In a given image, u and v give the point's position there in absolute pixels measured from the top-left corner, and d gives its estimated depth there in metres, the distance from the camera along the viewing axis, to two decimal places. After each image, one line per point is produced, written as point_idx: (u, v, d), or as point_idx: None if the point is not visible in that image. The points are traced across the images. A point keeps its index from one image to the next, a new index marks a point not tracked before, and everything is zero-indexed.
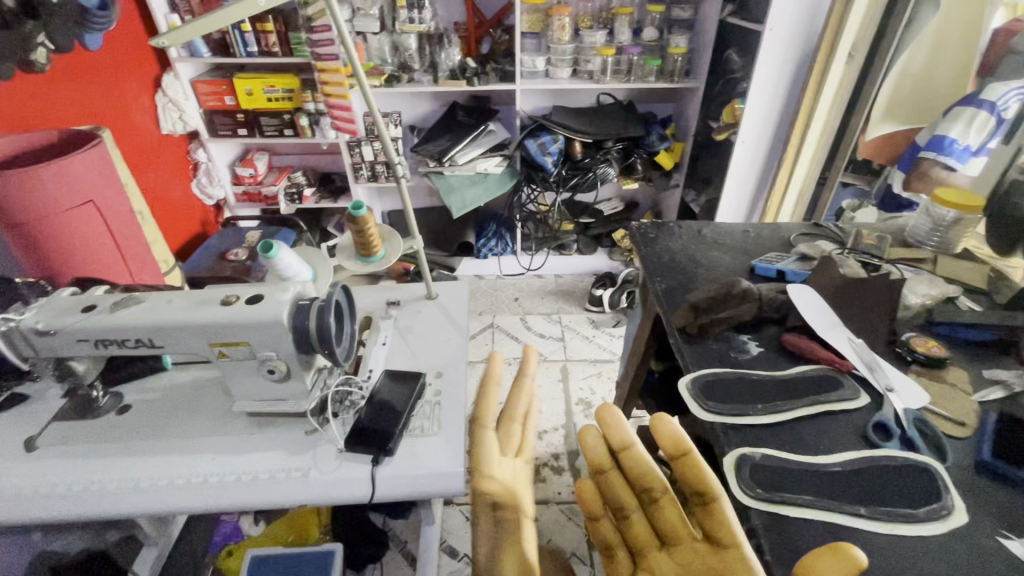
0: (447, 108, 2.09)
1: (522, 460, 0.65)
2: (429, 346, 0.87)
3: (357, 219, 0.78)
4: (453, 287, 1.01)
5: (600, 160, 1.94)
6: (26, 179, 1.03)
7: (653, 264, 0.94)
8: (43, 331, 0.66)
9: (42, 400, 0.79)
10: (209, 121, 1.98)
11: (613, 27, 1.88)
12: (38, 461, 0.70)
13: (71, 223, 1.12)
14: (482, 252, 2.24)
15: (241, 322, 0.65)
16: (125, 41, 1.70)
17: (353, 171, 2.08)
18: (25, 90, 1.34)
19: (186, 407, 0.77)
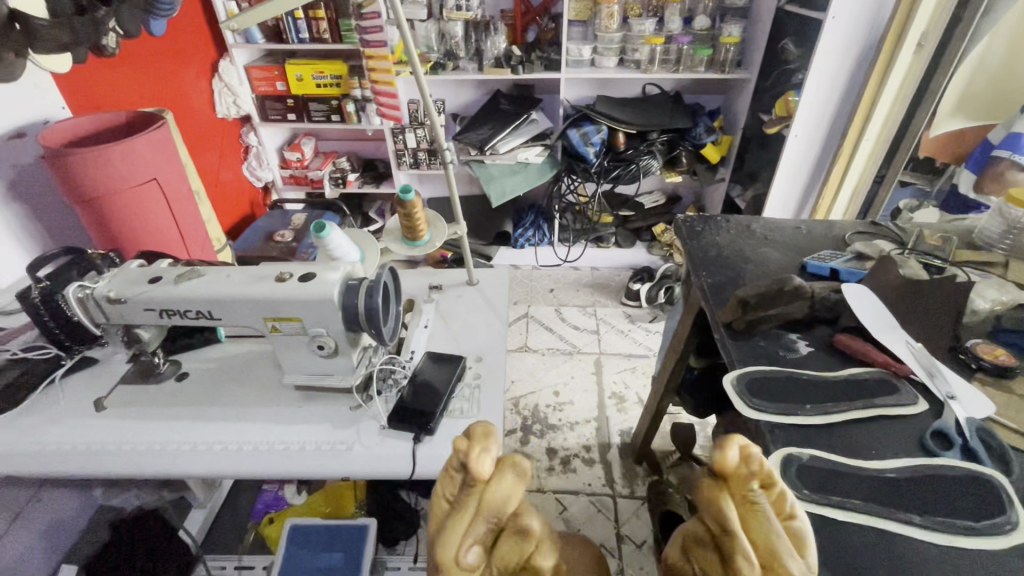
0: (490, 96, 2.09)
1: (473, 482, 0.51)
2: (470, 330, 0.88)
3: (405, 203, 0.79)
4: (493, 273, 1.02)
5: (643, 152, 1.91)
6: (98, 158, 1.09)
7: (699, 258, 0.92)
8: (115, 299, 0.71)
9: (110, 364, 0.85)
10: (261, 105, 2.04)
11: (664, 15, 1.83)
12: (106, 420, 0.75)
13: (136, 199, 1.18)
14: (519, 243, 2.23)
15: (295, 298, 0.68)
16: (186, 27, 1.77)
17: (396, 158, 2.12)
18: (97, 73, 1.41)
19: (239, 378, 0.80)
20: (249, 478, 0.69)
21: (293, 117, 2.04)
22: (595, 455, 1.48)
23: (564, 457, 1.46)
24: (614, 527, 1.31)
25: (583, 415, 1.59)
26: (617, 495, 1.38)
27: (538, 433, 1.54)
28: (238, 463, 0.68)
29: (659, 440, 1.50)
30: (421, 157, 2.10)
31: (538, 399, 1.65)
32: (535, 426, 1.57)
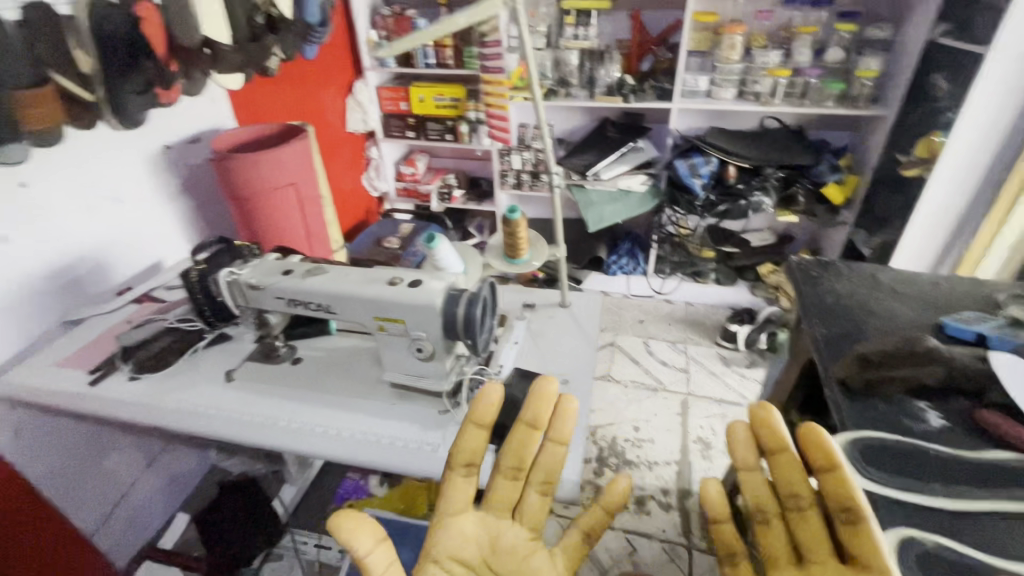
0: (598, 123, 2.11)
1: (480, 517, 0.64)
2: (558, 353, 0.89)
3: (510, 222, 0.83)
4: (587, 299, 1.02)
5: (755, 188, 1.82)
6: (254, 164, 1.26)
7: (813, 305, 0.85)
8: (254, 286, 0.81)
9: (241, 341, 0.97)
10: (385, 123, 2.24)
11: (791, 47, 1.75)
12: (233, 390, 0.85)
13: (277, 201, 1.35)
14: (611, 269, 2.21)
15: (403, 302, 0.73)
16: (332, 52, 1.98)
17: (500, 178, 2.20)
18: (260, 91, 1.64)
19: (344, 369, 0.88)
20: (343, 462, 0.74)
21: (412, 134, 2.21)
22: (673, 501, 1.40)
23: (639, 496, 1.40)
24: None
25: (664, 456, 1.52)
26: (693, 548, 1.29)
27: (614, 467, 1.49)
28: (335, 447, 0.74)
29: None
30: (524, 179, 2.17)
31: (617, 431, 1.61)
32: (612, 459, 1.51)
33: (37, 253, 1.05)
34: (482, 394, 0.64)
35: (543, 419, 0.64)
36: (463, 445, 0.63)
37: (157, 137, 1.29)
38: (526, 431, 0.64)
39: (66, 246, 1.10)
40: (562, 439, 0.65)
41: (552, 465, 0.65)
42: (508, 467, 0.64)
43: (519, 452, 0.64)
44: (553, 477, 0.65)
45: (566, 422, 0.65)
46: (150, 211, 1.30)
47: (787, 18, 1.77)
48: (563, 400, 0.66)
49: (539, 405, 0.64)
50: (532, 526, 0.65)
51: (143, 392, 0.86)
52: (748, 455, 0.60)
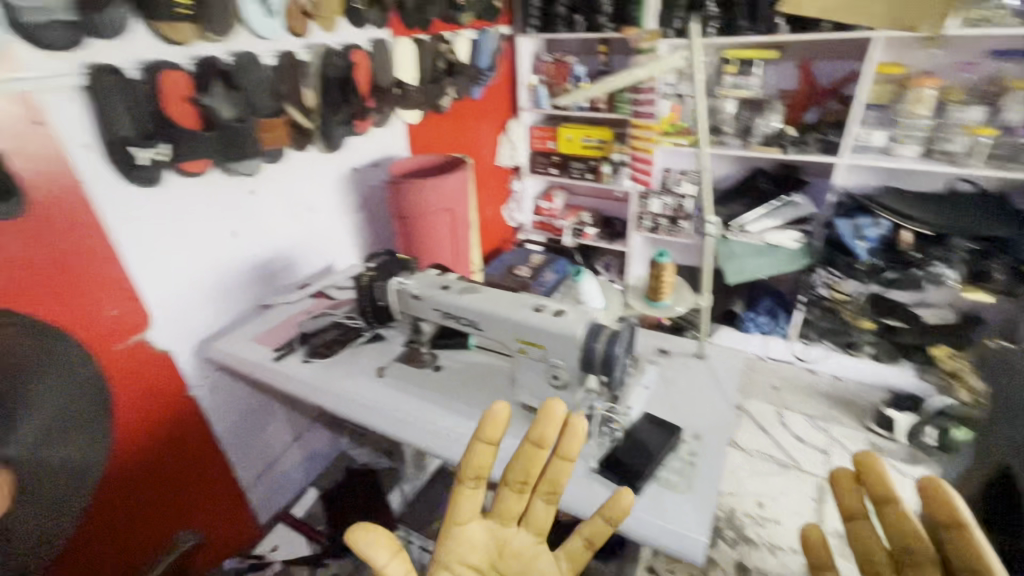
0: (749, 173, 2.03)
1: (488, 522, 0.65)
2: (691, 405, 0.85)
3: (657, 265, 0.88)
4: (725, 353, 0.97)
5: (935, 257, 1.60)
6: (420, 189, 1.42)
7: (1020, 404, 0.70)
8: (416, 296, 0.91)
9: (391, 343, 1.08)
10: (532, 159, 2.37)
11: (999, 103, 1.53)
12: (382, 386, 0.96)
13: (434, 223, 1.49)
14: (746, 326, 2.07)
15: (546, 330, 0.76)
16: (494, 94, 2.16)
17: (636, 220, 2.21)
18: (433, 126, 1.86)
19: (478, 384, 0.94)
20: None
21: (555, 171, 2.32)
22: None
23: None
24: None
25: (791, 543, 1.35)
26: None
27: (730, 541, 1.36)
28: None
29: None
30: (661, 223, 2.15)
31: (737, 503, 1.47)
32: (729, 532, 1.39)
33: (252, 247, 1.29)
34: (488, 415, 0.60)
35: (549, 440, 0.61)
36: (471, 462, 0.61)
37: (349, 161, 1.52)
38: (530, 450, 0.61)
39: (272, 243, 1.34)
40: (567, 455, 0.62)
41: (558, 478, 0.63)
42: (514, 481, 0.63)
43: (526, 469, 0.62)
44: (557, 489, 0.63)
45: (571, 440, 0.62)
46: (333, 222, 1.53)
47: (995, 71, 1.57)
48: (571, 418, 0.62)
49: (545, 427, 0.60)
50: (538, 530, 0.65)
51: (312, 373, 1.01)
52: (853, 499, 0.56)
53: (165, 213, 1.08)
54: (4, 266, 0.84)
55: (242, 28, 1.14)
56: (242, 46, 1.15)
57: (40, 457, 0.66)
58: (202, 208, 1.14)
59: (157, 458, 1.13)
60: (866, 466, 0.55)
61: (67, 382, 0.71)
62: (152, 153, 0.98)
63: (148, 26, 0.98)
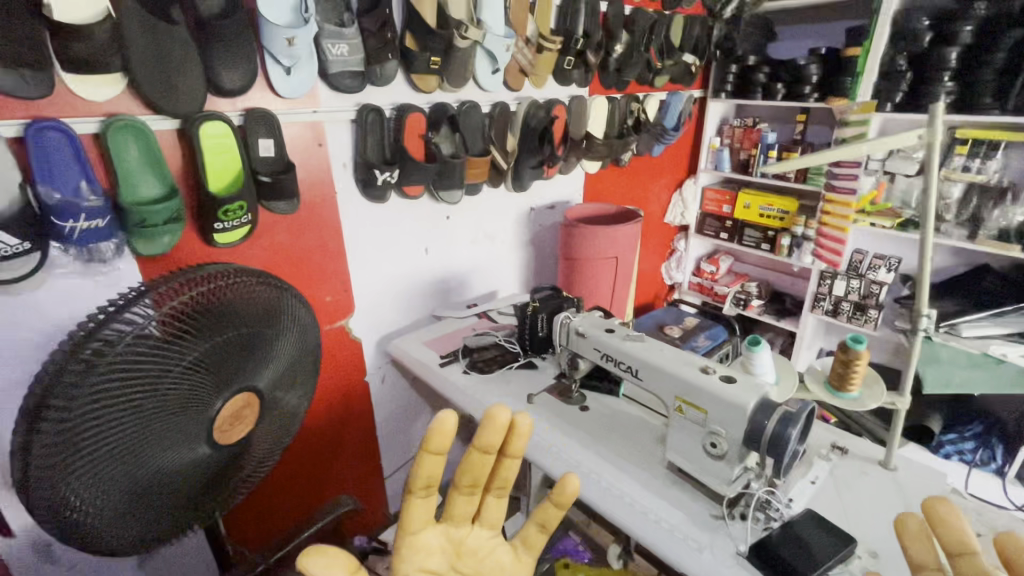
0: (972, 269, 1.72)
1: (443, 526, 0.65)
2: (871, 517, 0.75)
3: (850, 350, 0.77)
4: (922, 472, 0.83)
5: None
6: (594, 234, 1.49)
7: None
8: (580, 333, 0.96)
9: (543, 373, 1.14)
10: (701, 221, 2.32)
11: None
12: (530, 410, 1.01)
13: (599, 269, 1.54)
14: (943, 448, 1.72)
15: (711, 392, 0.75)
16: (675, 153, 2.19)
17: (813, 300, 2.01)
18: (610, 177, 1.94)
19: (624, 433, 0.94)
20: (603, 516, 0.79)
21: (725, 236, 2.24)
22: None
23: None
24: None
25: None
26: None
27: None
28: (599, 498, 0.80)
29: None
30: (844, 308, 1.92)
31: None
32: None
33: (437, 264, 1.47)
34: (437, 424, 0.59)
35: (494, 443, 0.63)
36: (420, 471, 0.61)
37: (530, 201, 1.66)
38: (478, 456, 0.63)
39: (454, 264, 1.52)
40: (513, 452, 0.65)
41: (508, 475, 0.66)
42: (463, 484, 0.64)
43: (475, 472, 0.64)
44: (508, 485, 0.66)
45: (517, 439, 0.65)
46: (505, 252, 1.67)
47: None
48: (515, 420, 0.64)
49: (492, 433, 0.62)
50: (491, 525, 0.68)
51: (469, 385, 1.10)
52: (923, 548, 0.55)
53: (383, 225, 1.29)
54: (273, 248, 1.10)
55: (471, 82, 1.35)
56: (468, 96, 1.36)
57: (276, 395, 0.87)
58: (408, 225, 1.35)
59: (329, 428, 1.32)
60: (937, 510, 0.55)
61: (302, 337, 0.91)
62: (385, 176, 1.18)
63: (406, 77, 1.22)
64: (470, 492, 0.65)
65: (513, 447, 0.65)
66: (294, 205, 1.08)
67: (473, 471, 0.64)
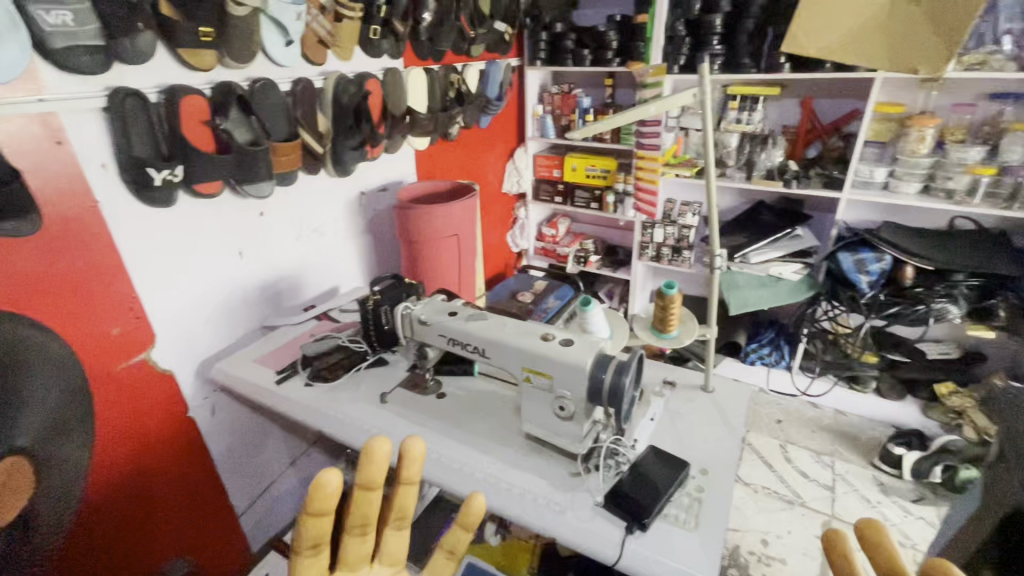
0: (752, 205, 2.05)
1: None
2: (698, 438, 0.85)
3: (665, 296, 0.84)
4: (732, 387, 0.96)
5: (938, 294, 1.59)
6: (430, 214, 1.44)
7: None
8: (423, 321, 0.92)
9: (395, 368, 1.08)
10: (536, 187, 2.41)
11: (999, 144, 1.57)
12: (384, 411, 0.95)
13: (442, 249, 1.51)
14: (749, 357, 2.07)
15: (554, 358, 0.76)
16: (502, 123, 2.22)
17: (639, 249, 2.23)
18: (440, 152, 1.89)
19: (482, 412, 0.93)
20: None
21: (559, 200, 2.35)
22: None
23: None
24: None
25: None
26: None
27: None
28: (468, 488, 0.78)
29: None
30: (664, 253, 2.17)
31: (741, 540, 1.44)
32: (733, 571, 1.36)
33: (258, 268, 1.30)
34: (316, 488, 0.52)
35: (381, 477, 0.57)
36: (304, 534, 0.54)
37: (357, 185, 1.54)
38: (363, 495, 0.56)
39: (279, 265, 1.35)
40: (409, 478, 0.60)
41: (404, 503, 0.61)
42: (353, 526, 0.58)
43: (364, 510, 0.57)
44: (406, 514, 0.61)
45: (411, 465, 0.59)
46: (339, 244, 1.54)
47: (994, 113, 1.61)
48: (406, 444, 0.59)
49: (374, 468, 0.56)
50: (392, 561, 0.61)
51: (313, 398, 1.00)
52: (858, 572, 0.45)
53: (176, 231, 1.09)
54: (12, 280, 0.84)
55: (260, 56, 1.17)
56: (259, 72, 1.18)
57: None
58: (210, 228, 1.15)
59: (148, 481, 1.10)
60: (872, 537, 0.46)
61: None
62: (166, 175, 0.98)
63: (172, 52, 1.01)
64: (364, 535, 0.59)
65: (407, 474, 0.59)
66: (32, 223, 0.83)
67: (362, 510, 0.57)
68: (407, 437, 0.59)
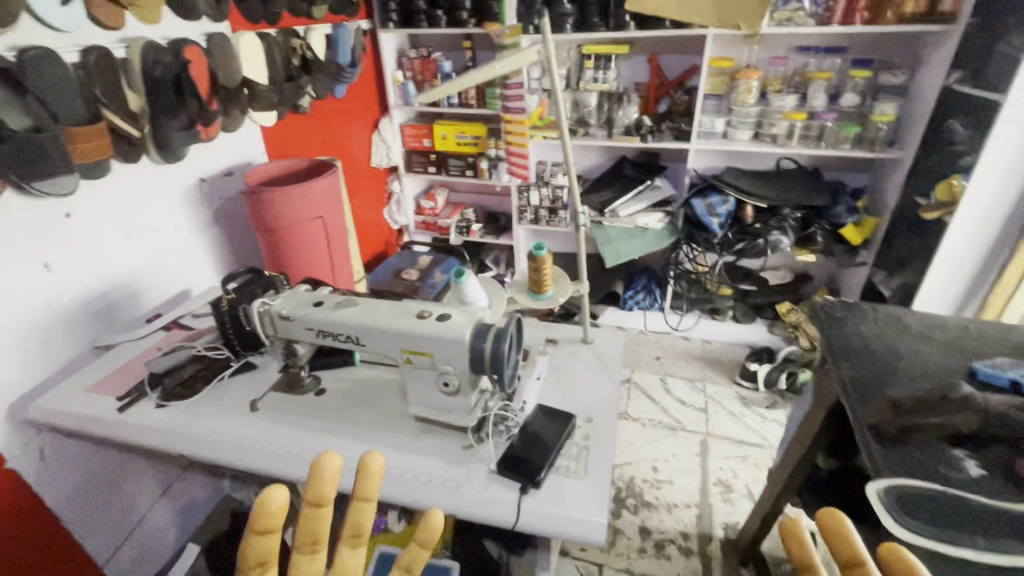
0: (616, 161, 2.16)
1: None
2: (581, 389, 0.89)
3: (536, 259, 0.85)
4: (608, 336, 1.02)
5: (773, 228, 1.83)
6: (285, 197, 1.30)
7: (842, 349, 0.85)
8: (285, 316, 0.84)
9: (266, 371, 0.98)
10: (408, 159, 2.31)
11: (807, 91, 1.81)
12: (256, 420, 0.86)
13: (305, 233, 1.38)
14: (628, 304, 2.23)
15: (430, 335, 0.74)
16: (360, 92, 2.07)
17: (518, 213, 2.26)
18: (292, 128, 1.71)
19: (367, 401, 0.88)
20: None
21: (433, 170, 2.28)
22: (694, 545, 1.37)
23: (658, 541, 1.37)
24: None
25: (683, 498, 1.49)
26: None
27: (632, 509, 1.47)
28: None
29: (771, 544, 1.35)
30: (542, 215, 2.22)
31: (635, 471, 1.58)
32: (629, 500, 1.49)
33: (75, 280, 1.08)
34: (262, 505, 0.42)
35: (334, 492, 0.45)
36: (245, 554, 0.42)
37: (194, 171, 1.35)
38: (313, 512, 0.45)
39: (104, 273, 1.15)
40: (367, 494, 0.47)
41: (361, 522, 0.47)
42: (303, 545, 0.45)
43: (313, 528, 0.45)
44: (363, 533, 0.47)
45: (371, 479, 0.47)
46: (182, 240, 1.34)
47: (802, 64, 1.84)
48: (366, 457, 0.47)
49: (326, 484, 0.45)
50: None
51: (169, 420, 0.87)
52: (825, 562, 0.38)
53: None
54: None
55: (28, 18, 0.94)
56: (28, 39, 0.95)
57: None
58: None
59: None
60: (832, 528, 0.38)
61: None
62: None
63: None
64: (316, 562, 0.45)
65: (366, 486, 0.47)
66: None
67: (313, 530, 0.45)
68: (368, 450, 0.48)
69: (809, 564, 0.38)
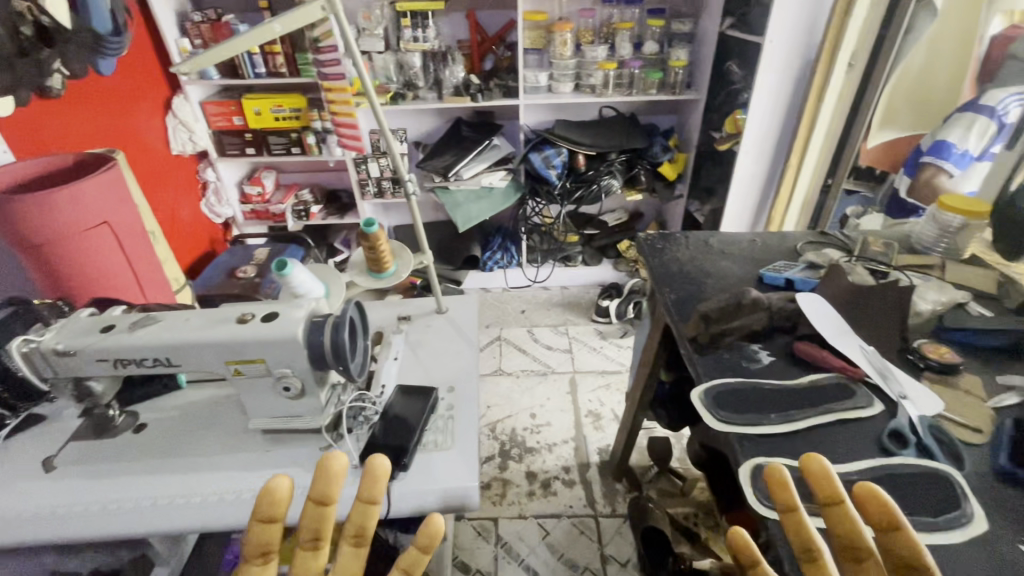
0: (451, 123, 2.12)
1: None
2: (440, 361, 0.87)
3: (369, 236, 0.79)
4: (462, 301, 1.02)
5: (603, 172, 1.96)
6: (48, 203, 1.05)
7: (663, 276, 0.95)
8: (64, 351, 0.68)
9: (60, 419, 0.80)
10: (218, 140, 2.01)
11: (614, 41, 1.93)
12: (55, 482, 0.71)
13: (89, 242, 1.14)
14: (488, 265, 2.26)
15: (258, 340, 0.66)
16: (135, 65, 1.74)
17: (359, 188, 2.12)
18: (45, 115, 1.38)
19: (202, 426, 0.78)
20: (218, 530, 0.67)
21: (252, 151, 2.02)
22: (576, 475, 1.49)
23: (544, 480, 1.47)
24: (599, 549, 1.31)
25: (561, 436, 1.60)
26: (599, 515, 1.38)
27: (517, 458, 1.54)
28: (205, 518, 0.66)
29: (638, 455, 1.53)
30: (385, 186, 2.11)
31: (515, 422, 1.65)
32: (514, 450, 1.56)
33: None
34: (268, 491, 0.48)
35: (337, 491, 0.48)
36: (249, 542, 0.48)
37: None
38: (316, 508, 0.48)
39: None
40: (370, 497, 0.49)
41: (362, 522, 0.49)
42: (305, 540, 0.48)
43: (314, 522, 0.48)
44: (364, 535, 0.49)
45: (372, 483, 0.49)
46: None
47: (608, 16, 1.95)
48: (370, 460, 0.49)
49: (329, 482, 0.48)
50: None
51: None
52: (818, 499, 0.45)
53: None
54: None
55: None
56: None
57: None
58: None
59: None
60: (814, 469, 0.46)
61: None
62: None
63: None
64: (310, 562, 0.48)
65: (366, 491, 0.49)
66: None
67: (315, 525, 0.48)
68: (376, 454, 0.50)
69: (793, 505, 0.45)
